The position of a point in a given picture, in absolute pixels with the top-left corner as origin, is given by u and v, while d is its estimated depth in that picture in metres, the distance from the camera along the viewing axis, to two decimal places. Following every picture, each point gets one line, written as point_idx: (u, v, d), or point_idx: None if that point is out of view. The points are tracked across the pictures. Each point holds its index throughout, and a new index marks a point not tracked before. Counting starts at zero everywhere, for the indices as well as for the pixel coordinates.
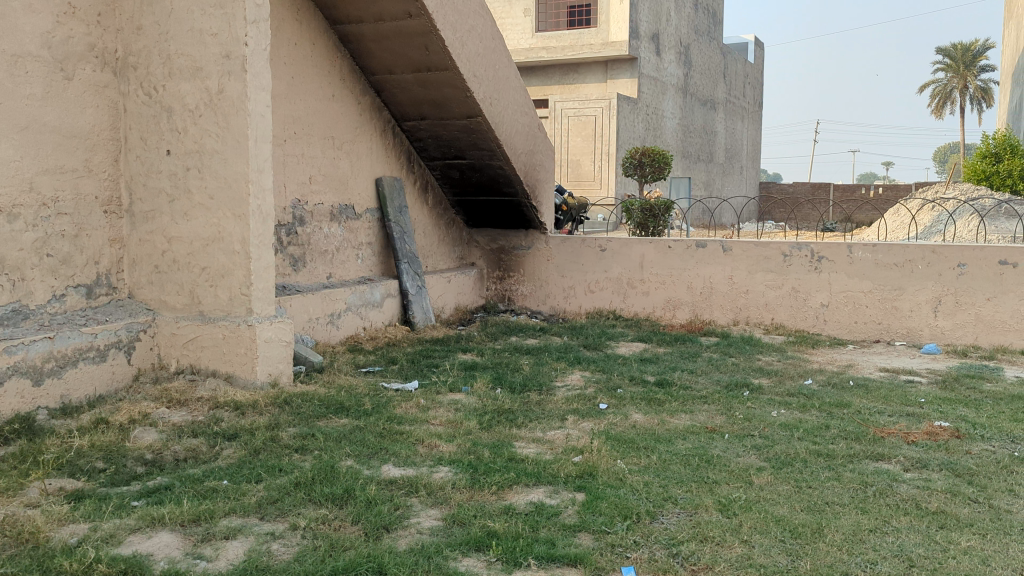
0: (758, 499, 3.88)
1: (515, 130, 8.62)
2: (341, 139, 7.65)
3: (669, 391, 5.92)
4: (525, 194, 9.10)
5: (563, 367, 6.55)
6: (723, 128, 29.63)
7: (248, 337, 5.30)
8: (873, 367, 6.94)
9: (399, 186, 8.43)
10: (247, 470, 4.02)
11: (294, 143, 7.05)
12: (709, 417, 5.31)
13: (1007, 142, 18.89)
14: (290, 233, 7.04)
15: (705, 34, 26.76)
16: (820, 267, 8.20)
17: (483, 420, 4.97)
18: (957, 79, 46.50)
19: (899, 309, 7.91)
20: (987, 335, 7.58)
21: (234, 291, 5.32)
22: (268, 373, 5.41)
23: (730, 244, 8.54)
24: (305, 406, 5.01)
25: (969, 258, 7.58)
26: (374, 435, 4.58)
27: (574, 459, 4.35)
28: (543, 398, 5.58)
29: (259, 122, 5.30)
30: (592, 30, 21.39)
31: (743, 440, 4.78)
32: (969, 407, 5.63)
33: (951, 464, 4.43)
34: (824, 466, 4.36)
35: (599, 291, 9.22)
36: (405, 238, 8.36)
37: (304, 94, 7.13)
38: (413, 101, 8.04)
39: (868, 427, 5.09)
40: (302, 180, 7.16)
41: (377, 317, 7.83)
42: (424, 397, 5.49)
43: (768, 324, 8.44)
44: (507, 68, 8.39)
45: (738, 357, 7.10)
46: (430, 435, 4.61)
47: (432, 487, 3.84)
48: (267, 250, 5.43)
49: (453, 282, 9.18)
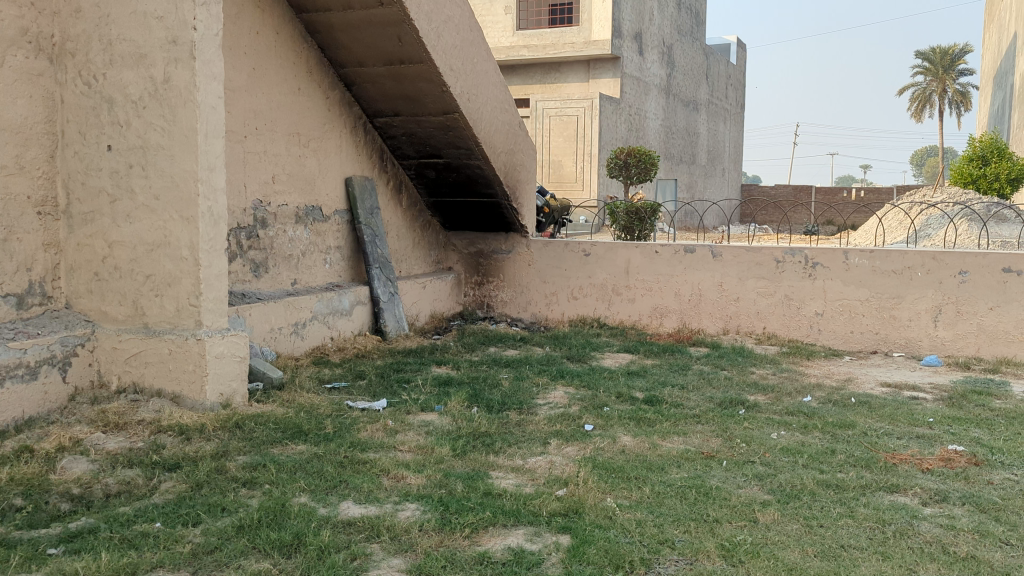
0: (766, 543, 3.42)
1: (495, 128, 8.15)
2: (308, 136, 7.15)
3: (660, 409, 5.46)
4: (505, 195, 8.62)
5: (545, 382, 6.07)
6: (706, 129, 29.41)
7: (196, 353, 4.78)
8: (874, 381, 6.51)
9: (370, 185, 7.94)
10: (185, 510, 3.52)
11: (256, 140, 6.54)
12: (705, 440, 4.86)
13: (995, 145, 18.61)
14: (250, 236, 6.53)
15: (688, 33, 26.40)
16: (814, 274, 7.79)
17: (457, 445, 4.50)
18: (937, 83, 46.47)
19: (897, 318, 7.52)
20: (990, 346, 7.20)
21: (182, 301, 4.80)
22: (220, 393, 4.89)
23: (720, 249, 8.11)
24: (258, 430, 4.51)
25: (971, 265, 7.20)
26: (334, 464, 4.09)
27: (557, 493, 3.88)
28: (524, 419, 5.11)
29: (210, 115, 4.78)
30: (573, 29, 20.96)
31: (742, 468, 4.34)
32: (982, 428, 5.21)
33: (974, 496, 4.00)
34: (836, 500, 3.92)
35: (582, 297, 8.77)
36: (376, 242, 7.87)
37: (266, 87, 6.62)
38: (386, 96, 7.54)
39: (878, 452, 4.66)
40: (264, 179, 6.65)
41: (346, 326, 7.33)
42: (392, 418, 5.01)
43: (759, 334, 8.02)
44: (486, 61, 7.91)
45: (731, 370, 6.67)
46: (397, 465, 4.13)
47: (396, 530, 3.36)
48: (219, 256, 4.91)
49: (428, 288, 8.69)
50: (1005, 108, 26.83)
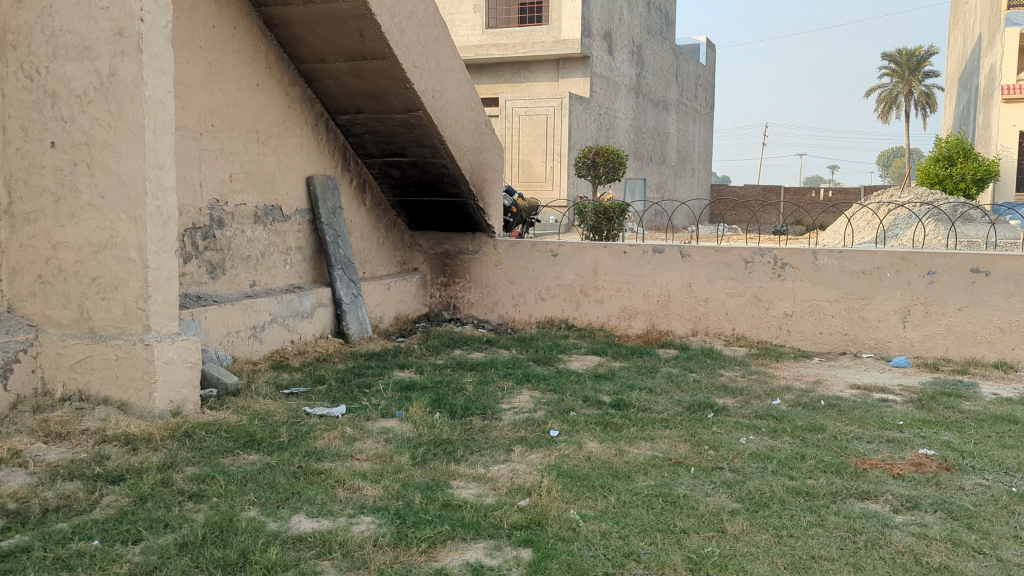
0: (734, 555, 3.30)
1: (460, 126, 7.99)
2: (267, 133, 6.95)
3: (627, 413, 5.34)
4: (471, 195, 8.47)
5: (510, 386, 5.93)
6: (676, 129, 29.46)
7: (144, 359, 4.57)
8: (843, 384, 6.44)
9: (332, 185, 7.75)
10: (125, 526, 3.33)
11: (212, 137, 6.33)
12: (673, 445, 4.75)
13: (961, 145, 18.83)
14: (206, 236, 6.32)
15: (658, 33, 26.41)
16: (783, 275, 7.72)
17: (417, 454, 4.34)
18: (903, 84, 46.97)
19: (866, 319, 7.47)
20: (958, 347, 7.17)
21: (129, 305, 4.59)
22: (170, 400, 4.68)
23: (688, 249, 8.02)
24: (209, 440, 4.31)
25: (939, 266, 7.16)
26: (287, 475, 3.91)
27: (520, 504, 3.74)
28: (487, 425, 4.96)
29: (158, 111, 4.57)
30: (543, 28, 20.85)
31: (710, 475, 4.22)
32: (951, 431, 5.15)
33: (946, 503, 3.92)
34: (805, 508, 3.81)
35: (550, 298, 8.64)
36: (339, 242, 7.68)
37: (223, 83, 6.41)
38: (348, 93, 7.36)
39: (847, 457, 4.57)
40: (220, 178, 6.44)
41: (307, 329, 7.14)
42: (351, 425, 4.84)
43: (728, 335, 7.94)
44: (451, 58, 7.75)
45: (700, 373, 6.57)
46: (353, 475, 3.96)
47: (349, 545, 3.20)
48: (169, 258, 4.70)
49: (393, 290, 8.51)
50: (970, 108, 27.20)
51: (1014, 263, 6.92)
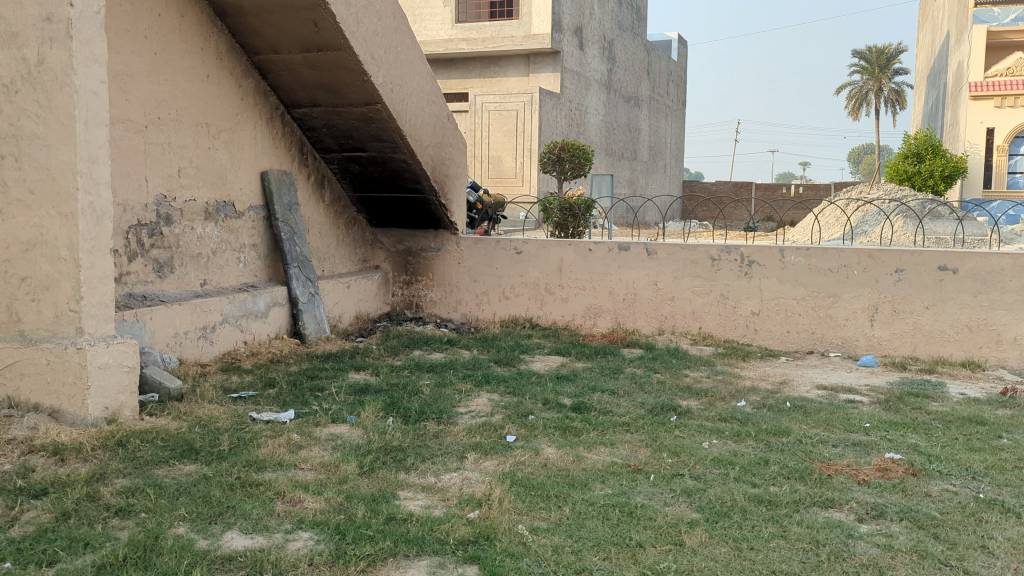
0: (691, 570, 3.13)
1: (421, 120, 7.78)
2: (218, 127, 6.70)
3: (588, 417, 5.17)
4: (433, 191, 8.26)
5: (468, 388, 5.73)
6: (648, 125, 29.39)
7: (76, 363, 4.32)
8: (810, 384, 6.31)
9: (288, 180, 7.52)
10: (41, 546, 3.09)
11: (158, 130, 6.07)
12: (633, 451, 4.58)
13: (929, 142, 18.90)
14: (153, 233, 6.06)
15: (629, 29, 26.27)
16: (750, 273, 7.59)
17: (365, 462, 4.14)
18: (872, 82, 47.27)
19: (834, 317, 7.36)
20: (926, 346, 7.09)
21: (60, 307, 4.34)
22: (105, 407, 4.43)
23: (654, 247, 7.87)
24: (143, 449, 4.08)
25: (907, 263, 7.06)
26: (223, 487, 3.69)
27: (469, 516, 3.55)
28: (441, 430, 4.76)
29: (91, 101, 4.32)
30: (513, 22, 20.63)
31: (670, 483, 4.05)
32: (919, 433, 5.03)
33: (912, 511, 3.79)
34: (767, 519, 3.65)
35: (515, 297, 8.46)
36: (295, 239, 7.45)
37: (170, 73, 6.15)
38: (304, 85, 7.12)
39: (812, 462, 4.42)
40: (167, 173, 6.18)
41: (261, 329, 6.91)
42: (297, 431, 4.62)
43: (695, 334, 7.80)
44: (411, 50, 7.53)
45: (665, 374, 6.42)
46: (294, 486, 3.75)
47: (282, 565, 3.00)
48: (103, 257, 4.45)
49: (353, 288, 8.28)
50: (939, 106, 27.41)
51: (981, 261, 6.84)
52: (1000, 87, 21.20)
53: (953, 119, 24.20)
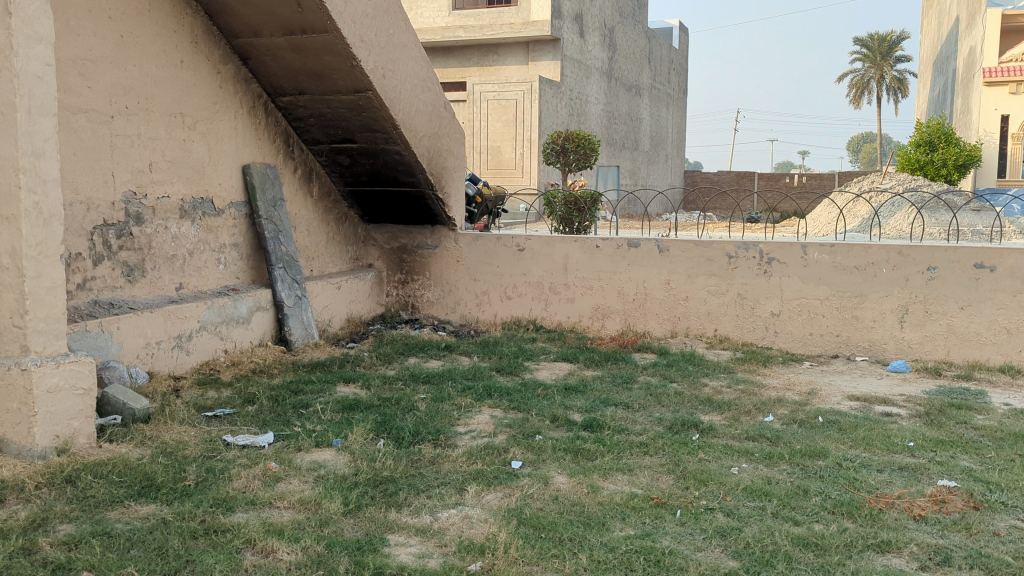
0: None
1: (415, 109, 7.24)
2: (194, 117, 6.16)
3: (602, 437, 4.65)
4: (429, 185, 7.73)
5: (469, 403, 5.21)
6: (649, 115, 28.78)
7: (21, 387, 3.80)
8: (840, 394, 5.78)
9: (272, 174, 6.98)
10: None
11: (126, 121, 5.54)
12: (655, 479, 4.06)
13: (942, 130, 18.45)
14: (121, 234, 5.53)
15: (630, 15, 25.65)
16: (770, 271, 7.07)
17: (351, 497, 3.63)
18: (874, 70, 46.57)
19: (860, 319, 6.85)
20: (960, 349, 6.57)
21: (4, 322, 3.82)
22: (56, 435, 3.90)
23: (666, 243, 7.34)
24: (97, 487, 3.56)
25: (941, 261, 6.55)
26: (185, 535, 3.18)
27: (470, 569, 3.03)
28: (439, 455, 4.25)
29: (35, 87, 3.77)
30: (512, 9, 20.02)
31: (700, 522, 3.53)
32: (971, 454, 4.51)
33: (982, 556, 3.26)
34: (818, 569, 3.13)
35: (517, 297, 7.93)
36: (279, 238, 6.92)
37: (138, 58, 5.62)
38: (288, 71, 6.58)
39: (859, 492, 3.89)
40: (137, 167, 5.65)
41: (243, 336, 6.38)
42: (277, 458, 4.10)
43: (710, 336, 7.29)
44: (404, 33, 6.99)
45: (681, 384, 5.89)
46: (266, 532, 3.22)
47: None
48: (53, 264, 3.91)
49: (344, 289, 7.75)
50: (948, 92, 26.77)
51: (1021, 258, 6.31)
52: (1014, 73, 20.57)
53: (964, 106, 23.58)
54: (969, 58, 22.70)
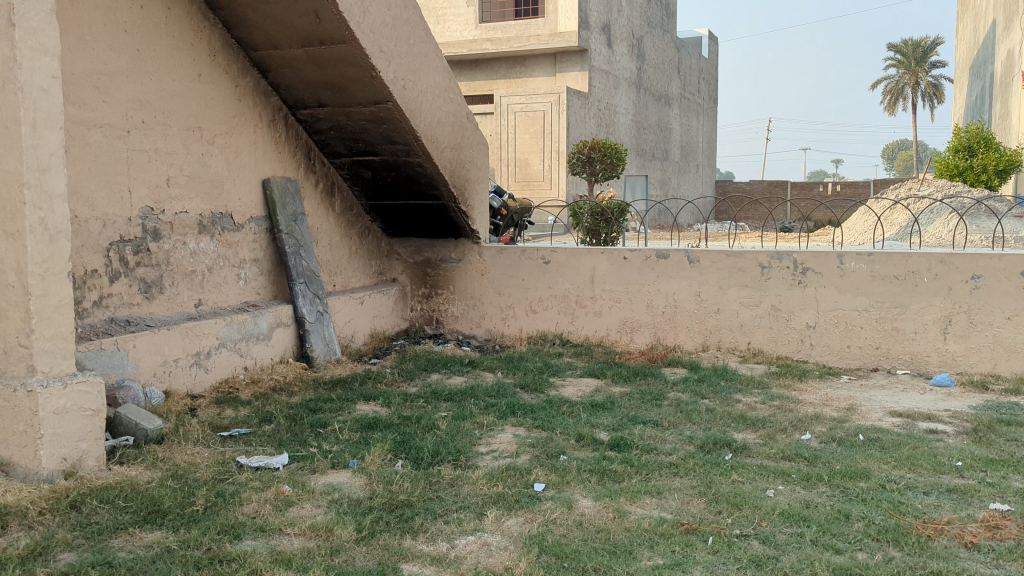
0: None
1: (437, 120, 7.10)
2: (212, 131, 6.08)
3: (630, 457, 4.44)
4: (452, 198, 7.59)
5: (491, 422, 5.03)
6: (679, 125, 28.52)
7: (27, 409, 3.68)
8: (882, 410, 5.51)
9: (293, 188, 6.87)
10: None
11: (143, 136, 5.45)
12: (685, 502, 3.85)
13: (982, 136, 18.01)
14: (138, 250, 5.44)
15: (658, 25, 25.45)
16: (805, 282, 6.82)
17: (365, 523, 3.46)
18: (909, 75, 45.86)
19: (901, 331, 6.57)
20: (1007, 361, 6.27)
21: (10, 341, 3.71)
22: (64, 458, 3.78)
23: (696, 254, 7.12)
24: (102, 513, 3.42)
25: (985, 269, 6.26)
26: (189, 565, 3.02)
27: None
28: (459, 477, 4.07)
29: (40, 100, 3.68)
30: (539, 20, 19.92)
31: (733, 550, 3.31)
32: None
33: None
34: None
35: (543, 310, 7.75)
36: (300, 253, 6.81)
37: (155, 72, 5.54)
38: (308, 83, 6.48)
39: (905, 518, 3.64)
40: (154, 182, 5.56)
41: (263, 353, 6.27)
42: (290, 481, 3.95)
43: (744, 350, 7.05)
44: (425, 42, 6.87)
45: (713, 400, 5.66)
46: (274, 562, 3.06)
47: None
48: (60, 282, 3.80)
49: (366, 304, 7.62)
50: (986, 97, 26.17)
51: None
52: None
53: (1004, 111, 23.04)
54: (1008, 62, 22.18)
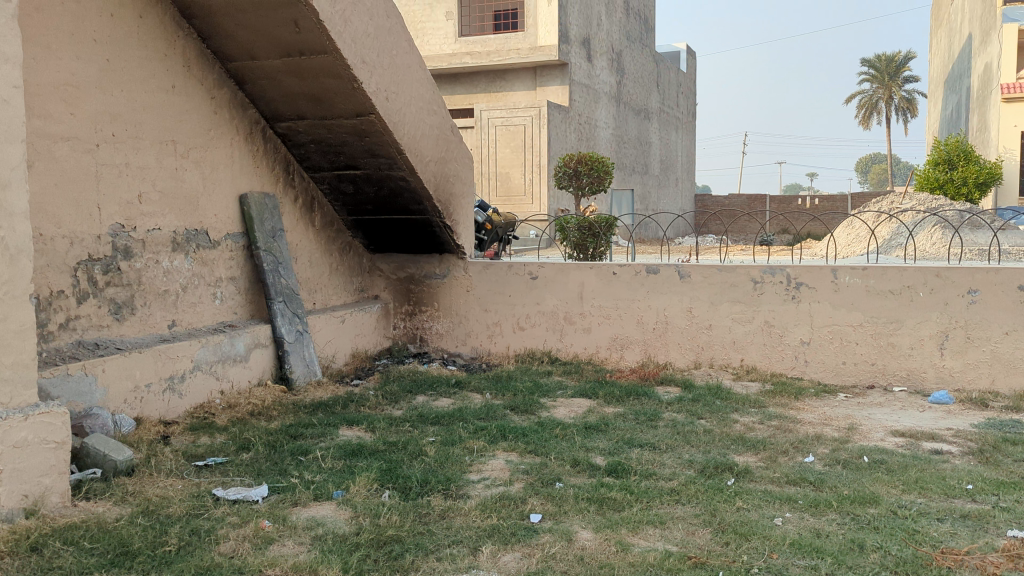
0: None
1: (420, 132, 6.90)
2: (187, 144, 5.84)
3: (628, 483, 4.24)
4: (435, 213, 7.38)
5: (482, 446, 4.81)
6: (658, 139, 28.54)
7: None
8: (883, 430, 5.34)
9: (271, 203, 6.64)
10: None
11: (114, 149, 5.21)
12: (690, 533, 3.65)
13: (961, 149, 18.11)
14: (108, 269, 5.17)
15: (637, 39, 25.44)
16: (798, 297, 6.66)
17: (352, 561, 3.22)
18: (883, 90, 46.30)
19: (897, 347, 6.42)
20: (1006, 377, 6.14)
21: None
22: (25, 495, 3.52)
23: (687, 269, 6.96)
24: (65, 556, 3.16)
25: (982, 283, 6.13)
26: None
27: None
28: (450, 508, 3.84)
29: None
30: (519, 34, 19.82)
31: None
32: None
33: None
34: None
35: (530, 328, 7.54)
36: (279, 270, 6.57)
37: (126, 83, 5.30)
38: (286, 94, 6.26)
39: (922, 547, 3.46)
40: (125, 198, 5.31)
41: (240, 375, 6.01)
42: (270, 515, 3.70)
43: (737, 367, 6.87)
44: (408, 53, 6.67)
45: (710, 421, 5.48)
46: None
47: None
48: (22, 305, 3.55)
49: (348, 323, 7.38)
50: (962, 110, 26.39)
51: None
52: None
53: (981, 125, 23.17)
54: (985, 76, 22.33)
